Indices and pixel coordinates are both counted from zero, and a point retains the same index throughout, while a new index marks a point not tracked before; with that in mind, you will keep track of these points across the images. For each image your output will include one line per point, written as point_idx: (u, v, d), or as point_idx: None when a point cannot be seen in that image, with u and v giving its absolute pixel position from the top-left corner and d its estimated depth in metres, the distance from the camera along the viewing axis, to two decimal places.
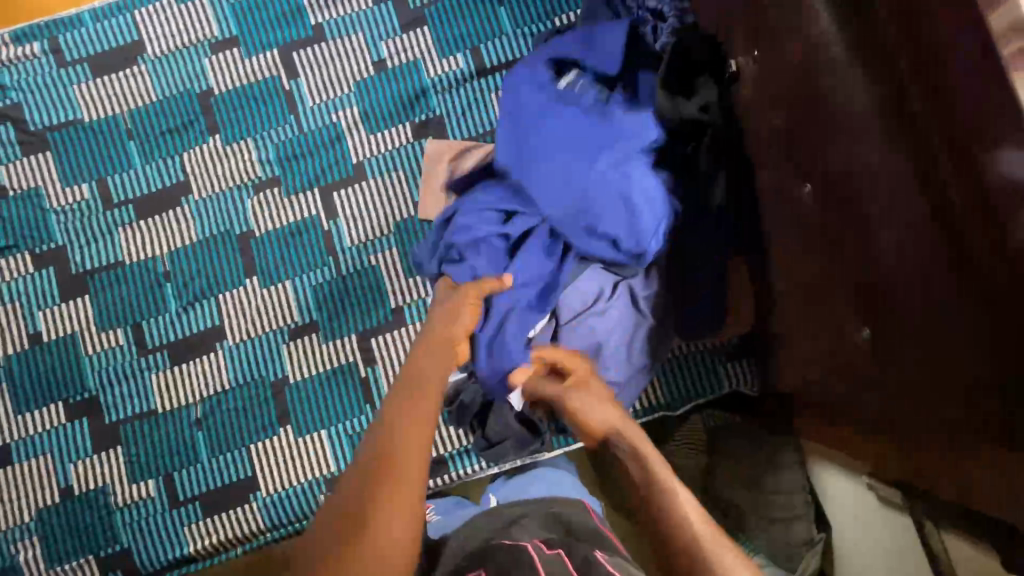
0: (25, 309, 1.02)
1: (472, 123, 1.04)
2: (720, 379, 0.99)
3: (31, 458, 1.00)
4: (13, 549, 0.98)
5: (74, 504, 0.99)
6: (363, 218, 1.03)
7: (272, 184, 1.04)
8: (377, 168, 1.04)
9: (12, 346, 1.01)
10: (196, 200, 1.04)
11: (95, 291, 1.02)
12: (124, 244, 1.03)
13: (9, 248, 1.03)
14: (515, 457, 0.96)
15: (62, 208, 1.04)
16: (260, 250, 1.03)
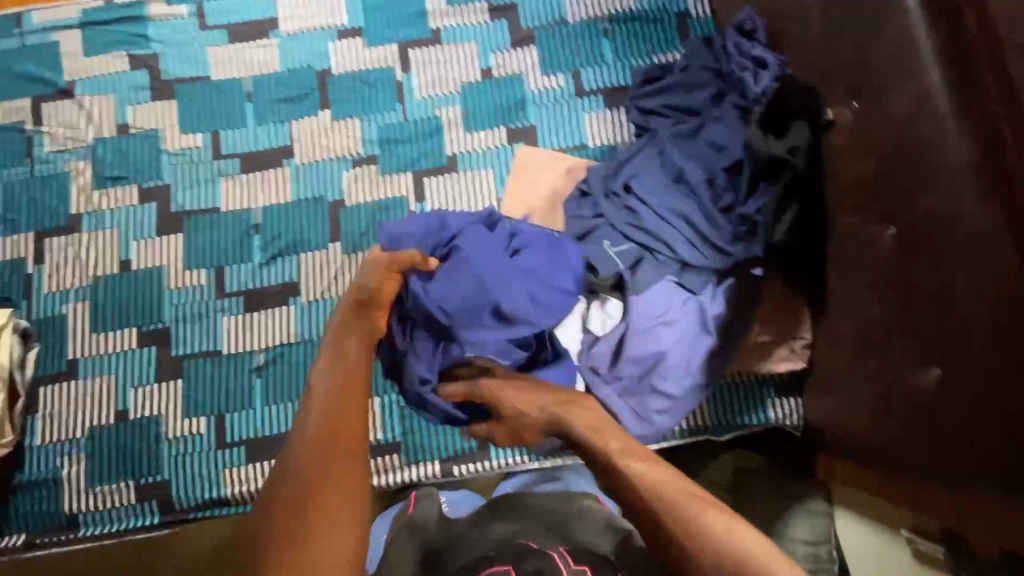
0: (120, 236, 1.08)
1: (563, 136, 1.11)
2: (766, 412, 1.01)
3: (97, 376, 1.04)
4: (59, 462, 1.01)
5: (127, 428, 1.02)
6: (448, 205, 1.10)
7: (370, 161, 1.12)
8: (469, 162, 1.11)
9: (101, 268, 1.07)
10: (298, 164, 1.12)
11: (189, 231, 1.09)
12: (225, 192, 1.11)
13: (118, 178, 1.10)
14: (558, 452, 0.99)
15: (176, 151, 1.12)
16: (348, 218, 1.10)
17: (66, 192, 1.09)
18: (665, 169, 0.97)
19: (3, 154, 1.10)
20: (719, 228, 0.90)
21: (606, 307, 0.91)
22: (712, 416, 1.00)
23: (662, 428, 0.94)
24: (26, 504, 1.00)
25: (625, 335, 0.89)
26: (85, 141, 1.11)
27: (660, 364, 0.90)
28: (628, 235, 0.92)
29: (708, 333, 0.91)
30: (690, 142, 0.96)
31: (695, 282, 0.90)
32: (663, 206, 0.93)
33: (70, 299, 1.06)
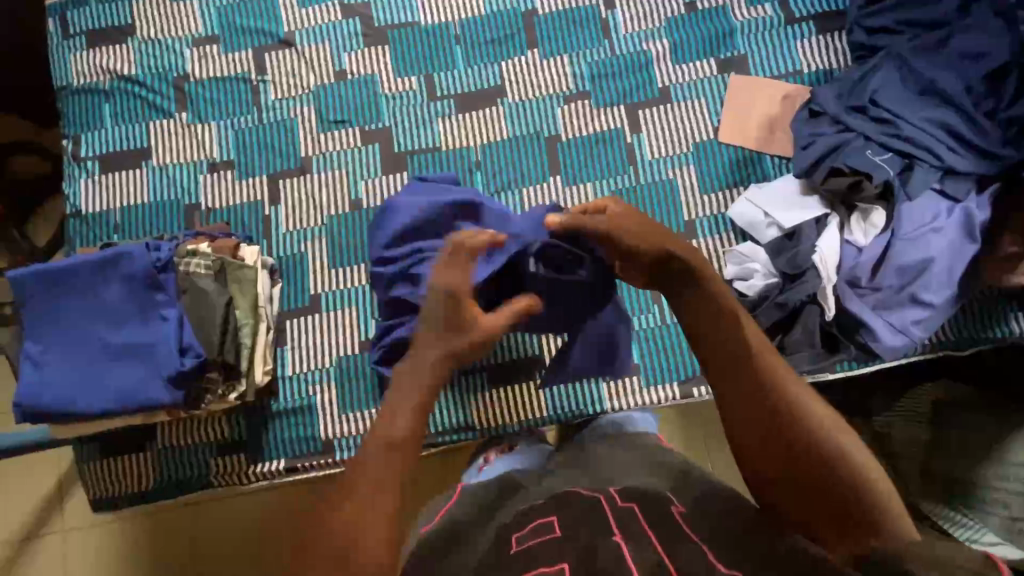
0: (349, 176, 1.13)
1: (775, 64, 1.12)
2: (1010, 327, 0.99)
3: (338, 309, 1.08)
4: (312, 390, 1.05)
5: (372, 357, 1.06)
6: (664, 135, 1.11)
7: (582, 97, 1.14)
8: (681, 93, 1.12)
9: (333, 207, 1.12)
10: (511, 103, 1.14)
11: (413, 169, 1.13)
12: (443, 132, 1.14)
13: (342, 122, 1.15)
14: (805, 370, 0.97)
15: (393, 94, 1.15)
16: (567, 152, 1.12)
17: (294, 138, 1.14)
18: (911, 81, 0.97)
19: (232, 103, 1.15)
20: (988, 133, 0.91)
21: (868, 219, 0.94)
22: (952, 331, 0.99)
23: (917, 342, 0.92)
24: (281, 431, 1.04)
25: (890, 245, 0.92)
26: (307, 88, 1.16)
27: (927, 271, 0.90)
28: (886, 145, 0.94)
29: (975, 239, 0.90)
30: (936, 54, 0.96)
31: (961, 188, 0.91)
32: (919, 116, 0.94)
33: (307, 237, 1.11)
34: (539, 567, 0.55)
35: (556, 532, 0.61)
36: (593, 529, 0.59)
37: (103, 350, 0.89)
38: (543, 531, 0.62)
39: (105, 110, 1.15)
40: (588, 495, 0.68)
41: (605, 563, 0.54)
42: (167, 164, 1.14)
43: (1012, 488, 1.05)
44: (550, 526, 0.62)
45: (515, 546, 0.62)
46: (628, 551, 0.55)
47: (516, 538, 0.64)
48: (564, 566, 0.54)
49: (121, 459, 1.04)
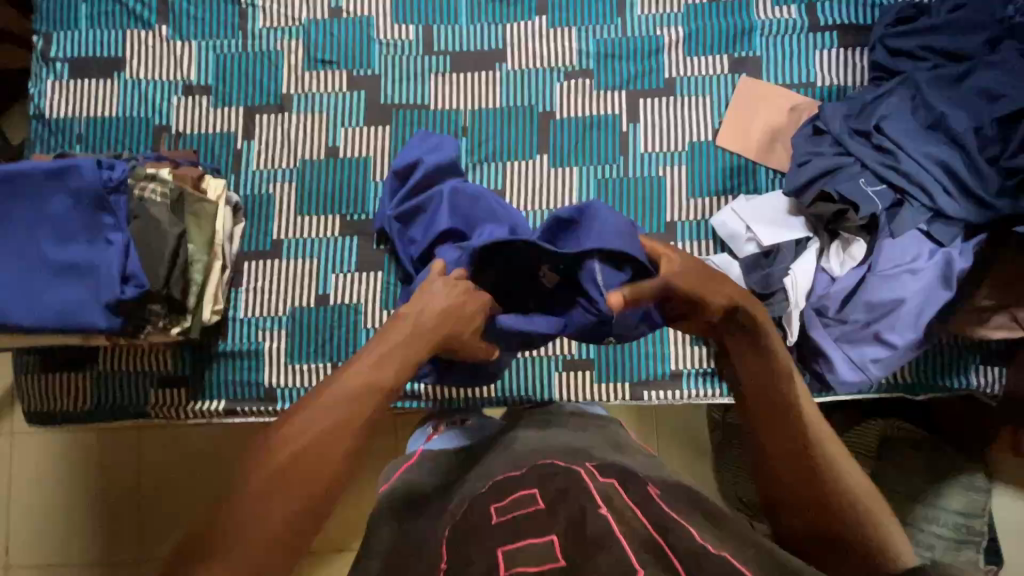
0: (329, 121, 1.08)
1: (788, 72, 1.06)
2: (969, 379, 0.98)
3: (299, 258, 1.05)
4: (261, 336, 1.03)
5: (328, 311, 1.04)
6: (663, 128, 1.07)
7: (584, 75, 1.08)
8: (687, 88, 1.07)
9: (309, 151, 1.07)
10: (508, 70, 1.08)
11: (397, 124, 1.08)
12: (433, 90, 1.08)
13: (330, 63, 1.09)
14: None
15: (387, 41, 1.09)
16: (558, 132, 1.07)
17: (278, 71, 1.08)
18: (922, 113, 0.93)
19: (217, 25, 1.09)
20: (986, 179, 0.86)
21: (847, 249, 0.93)
22: (913, 375, 0.98)
23: (873, 380, 0.91)
24: (224, 372, 1.02)
25: (865, 280, 0.89)
26: (298, 20, 1.09)
27: (895, 312, 0.87)
28: (881, 176, 0.90)
29: (949, 287, 0.86)
30: (951, 88, 0.92)
31: (947, 232, 0.87)
32: (922, 151, 0.90)
33: (277, 179, 1.06)
34: (526, 538, 0.55)
35: (540, 504, 0.60)
36: (576, 501, 0.58)
37: (44, 265, 0.86)
38: (524, 502, 0.61)
39: (80, 11, 1.08)
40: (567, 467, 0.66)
41: (595, 536, 0.53)
42: (141, 79, 1.08)
43: (937, 533, 1.09)
44: (532, 496, 0.62)
45: (495, 516, 0.60)
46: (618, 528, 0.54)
47: (496, 505, 0.62)
48: (553, 539, 0.54)
49: (60, 376, 1.02)
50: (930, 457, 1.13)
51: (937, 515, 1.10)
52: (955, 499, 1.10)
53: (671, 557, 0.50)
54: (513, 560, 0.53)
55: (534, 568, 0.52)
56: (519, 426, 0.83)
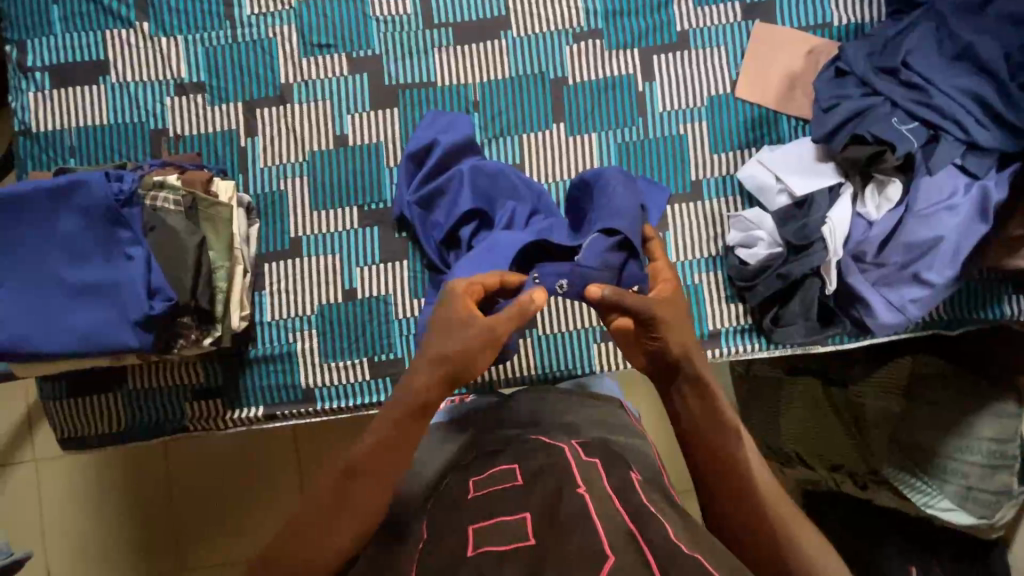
0: (333, 109, 1.03)
1: (802, 13, 1.03)
2: (1003, 309, 0.98)
3: (320, 254, 1.01)
4: (291, 337, 1.01)
5: (356, 305, 1.01)
6: (679, 85, 1.03)
7: (594, 36, 1.04)
8: (701, 39, 1.03)
9: (317, 142, 1.03)
10: (515, 37, 1.04)
11: (405, 105, 1.03)
12: (438, 65, 1.04)
13: (326, 47, 1.03)
14: (795, 342, 0.96)
15: (384, 17, 1.03)
16: (572, 97, 1.04)
17: (273, 61, 1.03)
18: (946, 45, 0.91)
19: (201, 16, 1.02)
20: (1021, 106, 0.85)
21: (883, 191, 0.91)
22: (947, 310, 0.99)
23: (913, 320, 0.90)
24: (258, 377, 1.00)
25: (903, 221, 0.89)
26: (287, 3, 1.03)
27: (934, 250, 0.87)
28: (914, 113, 0.89)
29: (986, 220, 0.86)
30: (975, 16, 0.89)
31: (981, 166, 0.87)
32: (951, 83, 0.89)
33: (287, 174, 1.02)
34: (501, 516, 0.58)
35: (518, 481, 0.64)
36: (555, 480, 0.61)
37: (62, 288, 0.82)
38: (502, 479, 0.65)
39: (53, 14, 1.01)
40: (550, 444, 0.70)
41: (567, 516, 0.55)
42: (129, 82, 1.02)
43: (971, 460, 1.11)
44: (511, 474, 0.66)
45: (472, 489, 0.65)
46: (592, 505, 0.56)
47: (475, 480, 0.68)
48: (525, 517, 0.57)
49: (90, 400, 0.99)
50: (960, 389, 1.14)
51: (966, 444, 1.11)
52: (987, 426, 1.11)
53: (644, 548, 0.51)
54: (485, 538, 0.56)
55: (502, 547, 0.54)
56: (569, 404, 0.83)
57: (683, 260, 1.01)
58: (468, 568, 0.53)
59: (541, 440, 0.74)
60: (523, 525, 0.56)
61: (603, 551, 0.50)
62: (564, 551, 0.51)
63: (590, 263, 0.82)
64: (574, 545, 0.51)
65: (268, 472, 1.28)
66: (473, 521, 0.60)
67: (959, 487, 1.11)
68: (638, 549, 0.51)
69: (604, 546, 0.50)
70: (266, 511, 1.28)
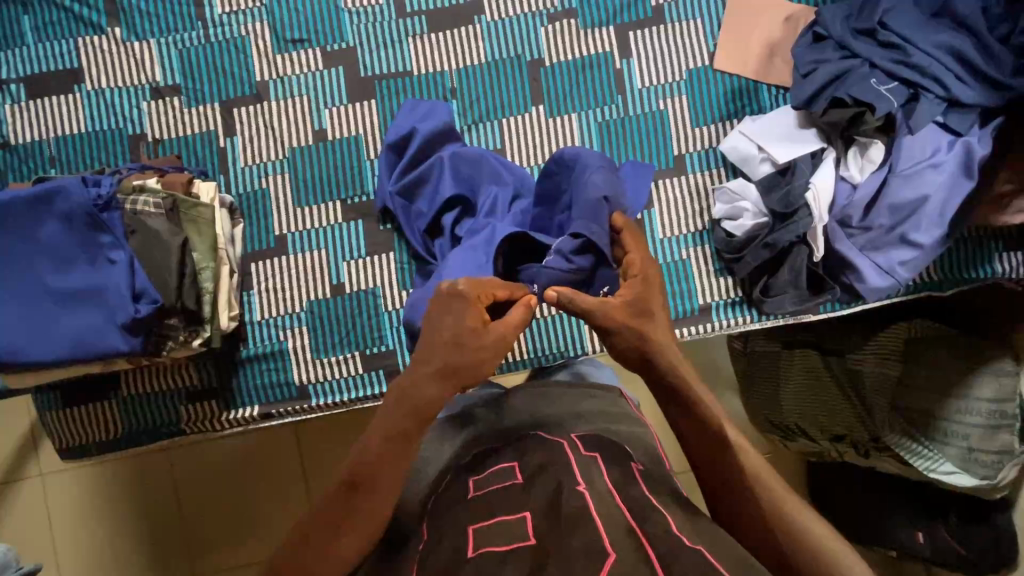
0: (311, 104, 1.03)
1: None
2: (994, 267, 0.98)
3: (306, 251, 1.01)
4: (282, 336, 1.00)
5: (345, 300, 1.01)
6: (657, 60, 1.02)
7: (568, 15, 1.03)
8: (676, 13, 1.02)
9: (296, 139, 1.02)
10: (488, 21, 1.03)
11: (382, 97, 1.03)
12: (413, 53, 1.03)
13: (301, 42, 1.03)
14: (787, 311, 0.95)
15: (356, 9, 1.03)
16: (550, 79, 1.03)
17: (247, 59, 1.02)
18: (924, 3, 0.90)
19: (173, 18, 1.02)
20: (1002, 60, 0.85)
21: (866, 153, 0.91)
22: (938, 270, 0.98)
23: (903, 283, 0.90)
24: (252, 377, 1.00)
25: (887, 182, 0.88)
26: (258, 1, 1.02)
27: (920, 210, 0.87)
28: (894, 73, 0.88)
29: (970, 176, 0.86)
30: None
31: (964, 121, 0.86)
32: (931, 41, 0.88)
33: (269, 172, 1.02)
34: (499, 515, 0.58)
35: (517, 479, 0.63)
36: (555, 475, 0.61)
37: (47, 295, 0.82)
38: (503, 476, 0.65)
39: (24, 24, 1.01)
40: (550, 438, 0.69)
41: (569, 515, 0.55)
42: (104, 89, 1.02)
43: (972, 422, 1.10)
44: (511, 472, 0.65)
45: (472, 489, 0.65)
46: (593, 502, 0.55)
47: (475, 479, 0.67)
48: (526, 515, 0.56)
49: (87, 409, 1.00)
50: (957, 352, 1.14)
51: (963, 405, 1.11)
52: (985, 386, 1.10)
53: (645, 543, 0.51)
54: (483, 537, 0.55)
55: (503, 546, 0.53)
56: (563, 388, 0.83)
57: (671, 237, 1.01)
58: (472, 567, 0.52)
59: (541, 433, 0.72)
60: (524, 523, 0.56)
61: (602, 547, 0.50)
62: (566, 550, 0.51)
63: (556, 265, 0.81)
64: (576, 543, 0.51)
65: (270, 472, 1.28)
66: (477, 516, 0.59)
67: (958, 449, 1.10)
68: (637, 544, 0.50)
69: (605, 543, 0.50)
70: (271, 510, 1.28)
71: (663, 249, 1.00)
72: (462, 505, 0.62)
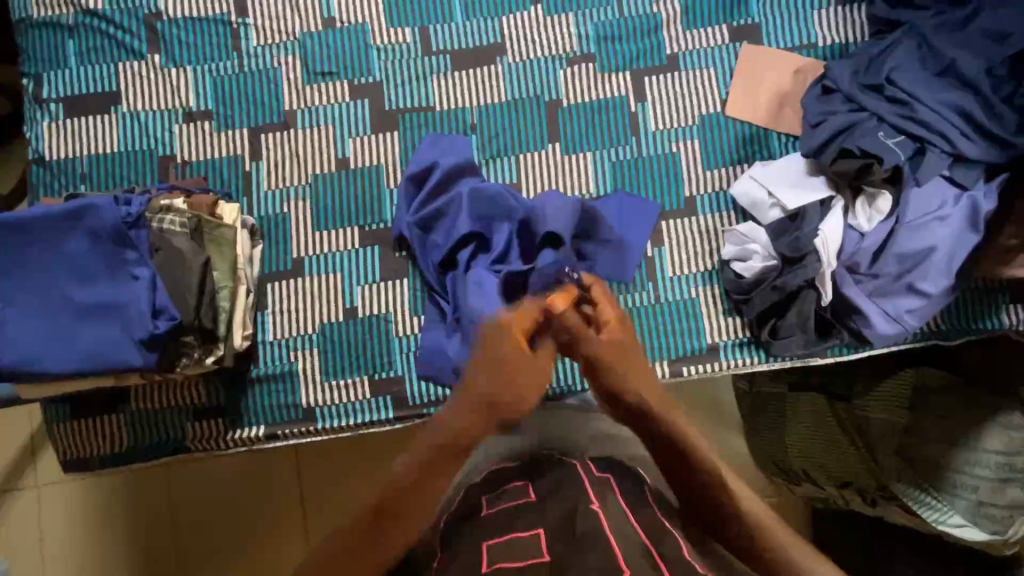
0: (337, 133, 1.06)
1: (787, 37, 1.06)
2: (1001, 318, 0.99)
3: (322, 273, 1.03)
4: (293, 356, 1.01)
5: (358, 324, 1.02)
6: (671, 105, 1.06)
7: (587, 60, 1.07)
8: (692, 61, 1.07)
9: (320, 165, 1.06)
10: (510, 63, 1.07)
11: (404, 129, 1.07)
12: (437, 91, 1.07)
13: (331, 74, 1.07)
14: (796, 354, 0.96)
15: (384, 45, 1.08)
16: (567, 119, 1.07)
17: (277, 89, 1.07)
18: (929, 62, 0.94)
19: (208, 47, 1.07)
20: (1005, 119, 0.88)
21: (873, 203, 0.93)
22: (945, 319, 0.99)
23: (910, 331, 0.91)
24: (261, 397, 1.01)
25: (895, 231, 0.90)
26: (292, 35, 1.08)
27: (927, 260, 0.89)
28: (901, 128, 0.91)
29: (975, 229, 0.89)
30: (959, 32, 0.93)
31: (971, 176, 0.89)
32: (936, 98, 0.91)
33: (290, 196, 1.05)
34: (513, 534, 0.57)
35: (533, 496, 0.64)
36: (569, 499, 0.61)
37: (68, 306, 0.85)
38: (516, 495, 0.65)
39: (68, 48, 1.06)
40: (563, 461, 0.70)
41: (583, 539, 0.54)
42: (140, 111, 1.06)
43: (981, 474, 1.09)
44: (524, 491, 0.66)
45: (487, 507, 0.65)
46: (606, 523, 0.56)
47: (489, 497, 0.67)
48: (540, 533, 0.56)
49: (94, 421, 1.00)
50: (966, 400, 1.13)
51: (971, 456, 1.09)
52: (993, 438, 1.09)
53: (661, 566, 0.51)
54: (496, 555, 0.55)
55: (516, 563, 0.53)
56: (571, 419, 0.83)
57: (680, 275, 1.02)
58: None
59: (552, 456, 0.73)
60: (537, 542, 0.55)
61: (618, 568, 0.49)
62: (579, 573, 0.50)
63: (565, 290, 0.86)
64: (590, 564, 0.51)
65: (267, 496, 1.27)
66: (490, 534, 0.59)
67: (969, 503, 1.09)
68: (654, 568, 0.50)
69: (619, 561, 0.50)
70: (265, 535, 1.26)
71: (674, 287, 1.02)
72: (474, 525, 0.62)
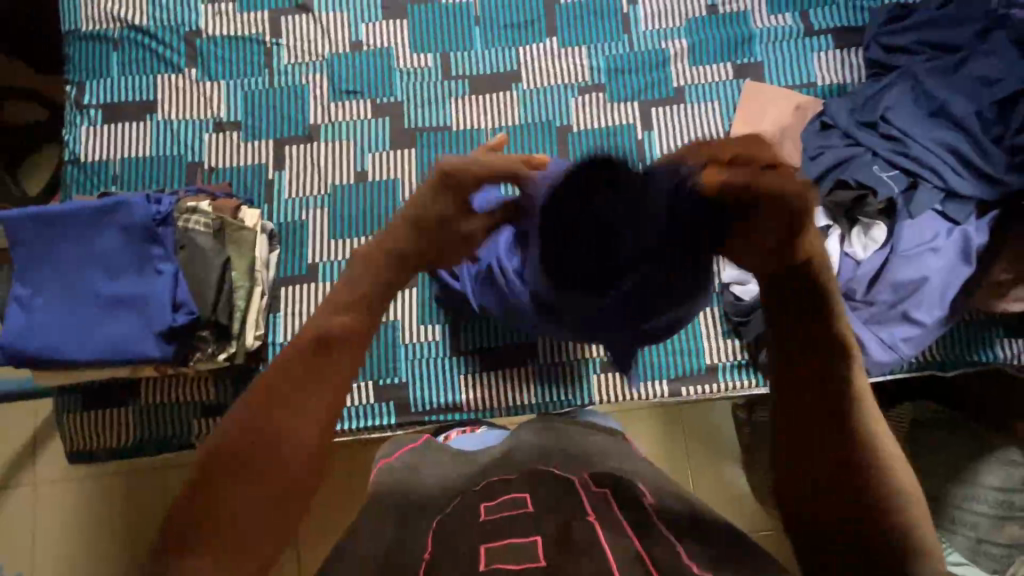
0: (358, 147, 1.12)
1: (789, 75, 1.12)
2: (996, 352, 1.01)
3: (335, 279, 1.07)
4: None
5: None
6: (676, 134, 1.11)
7: (598, 89, 1.13)
8: (697, 95, 1.13)
9: (340, 176, 1.11)
10: (525, 89, 1.14)
11: (422, 146, 1.12)
12: (454, 112, 1.13)
13: (355, 92, 1.14)
14: None
15: (407, 69, 1.14)
16: (577, 143, 1.12)
17: (304, 104, 1.13)
18: (923, 102, 0.99)
19: (243, 64, 1.14)
20: (995, 158, 0.92)
21: (868, 232, 0.96)
22: (941, 351, 1.01)
23: (905, 359, 0.93)
24: None
25: (889, 260, 0.93)
26: (321, 56, 1.15)
27: (920, 289, 0.91)
28: (894, 162, 0.96)
29: (966, 261, 0.92)
30: (951, 76, 0.98)
31: (962, 210, 0.93)
32: (929, 136, 0.96)
33: (310, 205, 1.10)
34: (511, 538, 0.58)
35: (529, 508, 0.64)
36: (567, 505, 0.63)
37: (94, 299, 0.88)
38: (513, 505, 0.64)
39: (112, 59, 1.13)
40: (562, 476, 0.70)
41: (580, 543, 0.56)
42: (173, 119, 1.12)
43: (979, 509, 1.07)
44: (523, 501, 0.65)
45: (483, 514, 0.64)
46: (603, 534, 0.57)
47: (487, 505, 0.66)
48: (537, 539, 0.58)
49: (104, 413, 1.02)
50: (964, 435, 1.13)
51: (969, 490, 1.08)
52: (992, 473, 1.08)
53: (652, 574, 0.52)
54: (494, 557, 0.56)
55: (514, 566, 0.55)
56: (570, 430, 0.85)
57: None
58: None
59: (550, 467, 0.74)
60: (534, 548, 0.57)
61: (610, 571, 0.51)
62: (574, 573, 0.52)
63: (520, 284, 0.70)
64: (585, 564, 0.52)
65: None
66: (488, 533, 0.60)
67: (967, 539, 1.07)
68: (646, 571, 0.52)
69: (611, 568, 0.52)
70: None
71: None
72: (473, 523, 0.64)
